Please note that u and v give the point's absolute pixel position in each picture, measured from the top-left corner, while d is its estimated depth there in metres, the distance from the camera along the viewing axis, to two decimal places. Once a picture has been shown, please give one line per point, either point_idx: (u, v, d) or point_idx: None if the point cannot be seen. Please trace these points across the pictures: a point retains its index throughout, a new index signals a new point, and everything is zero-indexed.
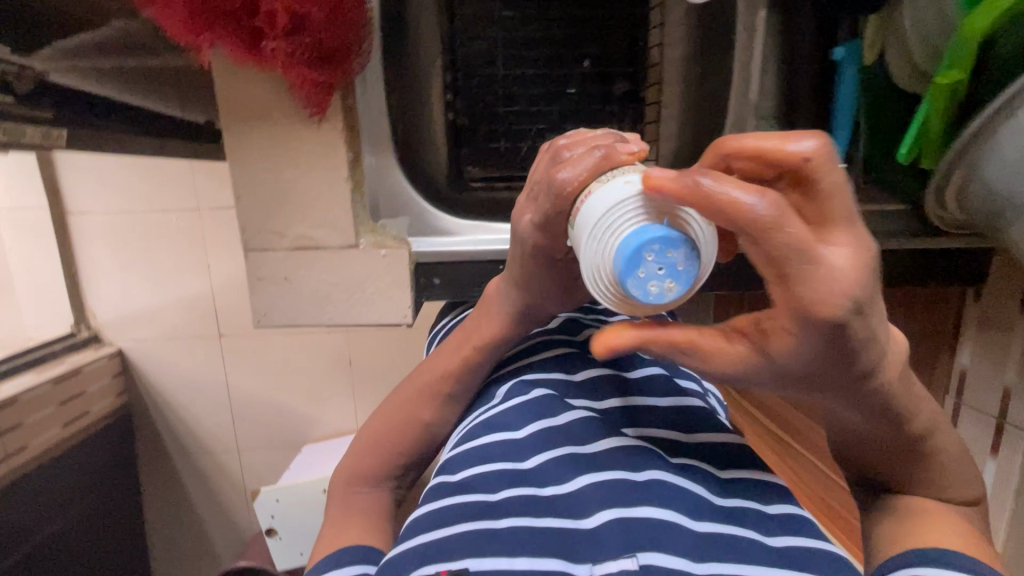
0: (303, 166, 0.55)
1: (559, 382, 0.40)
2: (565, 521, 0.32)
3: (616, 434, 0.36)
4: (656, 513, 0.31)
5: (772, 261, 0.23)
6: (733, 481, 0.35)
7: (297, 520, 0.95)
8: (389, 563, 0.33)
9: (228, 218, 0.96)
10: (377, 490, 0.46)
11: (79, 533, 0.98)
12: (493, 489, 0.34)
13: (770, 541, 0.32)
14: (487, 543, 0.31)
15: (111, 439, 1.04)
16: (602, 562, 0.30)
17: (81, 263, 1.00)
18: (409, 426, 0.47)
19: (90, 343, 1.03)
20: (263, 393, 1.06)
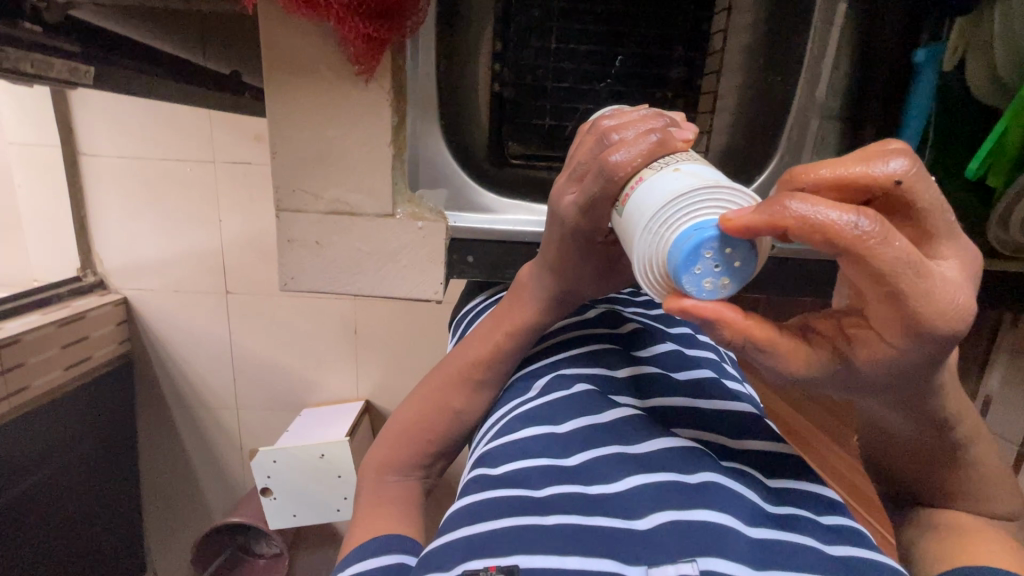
0: (345, 127, 0.54)
1: (602, 378, 0.41)
2: (616, 520, 0.31)
3: (662, 435, 0.36)
4: (713, 518, 0.30)
5: (879, 281, 0.22)
6: (782, 490, 0.35)
7: (295, 481, 0.95)
8: (433, 553, 0.33)
9: (245, 173, 0.94)
10: (405, 479, 0.45)
11: (77, 477, 0.98)
12: (539, 485, 0.34)
13: (831, 549, 0.31)
14: (536, 538, 0.30)
15: (111, 386, 1.03)
16: (659, 565, 0.29)
17: (91, 206, 0.98)
18: (439, 412, 0.46)
19: (96, 289, 1.01)
20: (269, 354, 1.05)
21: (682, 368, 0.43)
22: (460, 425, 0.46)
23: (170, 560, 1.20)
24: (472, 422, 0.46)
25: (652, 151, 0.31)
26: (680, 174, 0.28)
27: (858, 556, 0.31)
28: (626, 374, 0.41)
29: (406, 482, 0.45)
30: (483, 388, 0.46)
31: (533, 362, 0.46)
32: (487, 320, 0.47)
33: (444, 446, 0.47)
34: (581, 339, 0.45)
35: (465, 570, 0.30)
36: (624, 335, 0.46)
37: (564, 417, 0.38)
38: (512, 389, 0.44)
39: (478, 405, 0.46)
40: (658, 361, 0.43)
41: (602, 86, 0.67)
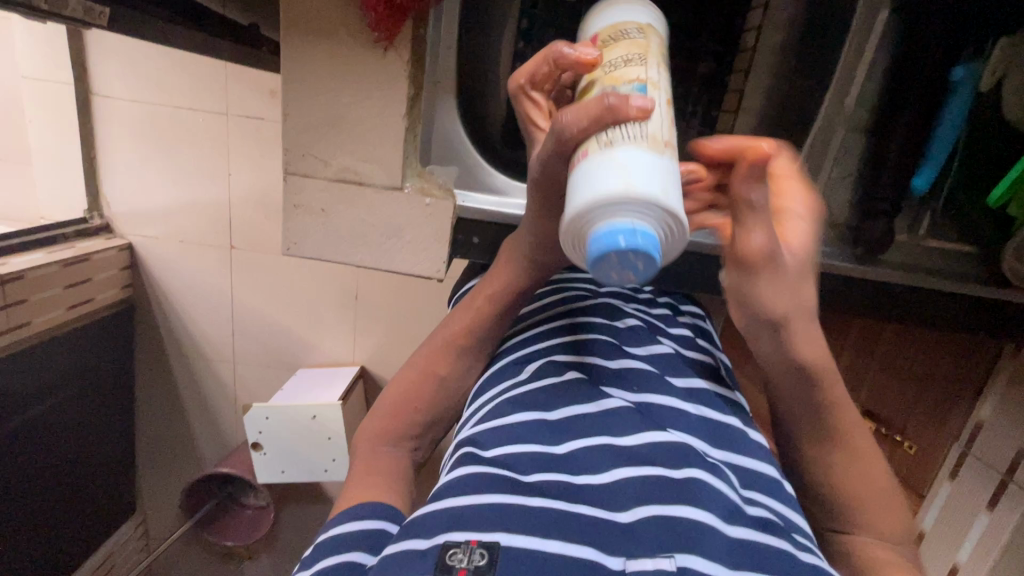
0: (361, 93, 0.53)
1: (592, 369, 0.41)
2: (600, 510, 0.32)
3: (651, 432, 0.36)
4: (692, 514, 0.31)
5: (790, 219, 0.40)
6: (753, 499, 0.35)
7: (284, 438, 0.96)
8: (414, 521, 0.33)
9: (257, 128, 0.92)
10: (395, 449, 0.46)
11: (74, 416, 1.00)
12: (526, 469, 0.34)
13: (802, 556, 0.31)
14: (519, 519, 0.31)
15: (112, 330, 1.04)
16: (637, 558, 0.29)
17: (100, 148, 0.97)
18: (424, 380, 0.48)
19: (101, 232, 1.02)
20: (268, 312, 1.05)
21: (673, 367, 0.43)
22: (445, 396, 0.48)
23: (159, 503, 1.23)
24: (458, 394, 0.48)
25: (600, 115, 0.32)
26: (617, 163, 0.30)
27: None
28: (618, 367, 0.42)
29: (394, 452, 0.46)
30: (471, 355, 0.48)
31: (525, 346, 0.46)
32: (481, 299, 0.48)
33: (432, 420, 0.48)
34: (575, 326, 0.45)
35: (447, 542, 0.30)
36: (619, 326, 0.46)
37: (554, 405, 0.38)
38: (503, 369, 0.44)
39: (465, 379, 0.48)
40: (648, 358, 0.43)
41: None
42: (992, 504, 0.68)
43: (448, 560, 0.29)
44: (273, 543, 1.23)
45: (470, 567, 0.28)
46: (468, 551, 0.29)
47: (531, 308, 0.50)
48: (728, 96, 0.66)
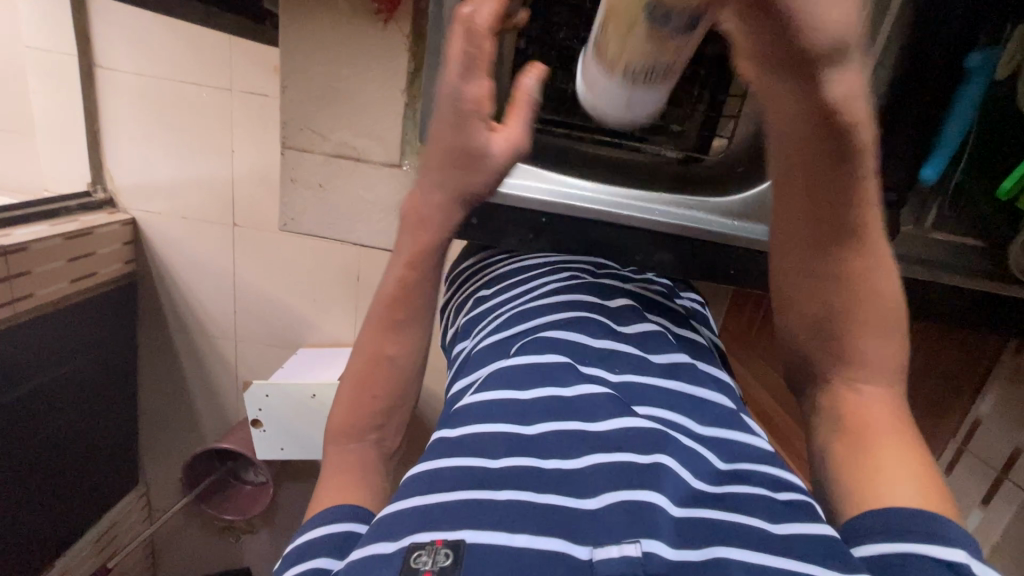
0: (359, 69, 0.57)
1: (574, 348, 0.42)
2: (568, 499, 0.32)
3: (620, 417, 0.37)
4: (650, 497, 0.32)
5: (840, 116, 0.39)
6: (738, 468, 0.37)
7: (282, 416, 0.97)
8: (383, 519, 0.33)
9: (261, 105, 0.91)
10: (362, 443, 0.49)
11: (76, 387, 1.01)
12: (495, 454, 0.34)
13: (775, 528, 0.32)
14: (485, 514, 0.31)
15: (114, 304, 1.05)
16: (603, 546, 0.29)
17: (103, 120, 0.96)
18: (374, 362, 0.52)
19: (105, 205, 1.01)
20: (269, 290, 1.05)
21: (656, 345, 0.44)
22: (391, 371, 0.51)
23: (161, 476, 1.25)
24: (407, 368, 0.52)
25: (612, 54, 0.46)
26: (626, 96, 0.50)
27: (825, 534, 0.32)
28: (601, 346, 0.43)
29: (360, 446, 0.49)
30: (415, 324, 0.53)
31: (510, 326, 0.47)
32: (421, 272, 0.52)
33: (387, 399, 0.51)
34: (565, 305, 0.47)
35: (413, 542, 0.30)
36: (609, 307, 0.48)
37: (529, 386, 0.39)
38: (487, 349, 0.45)
39: (411, 353, 0.52)
40: (636, 339, 0.45)
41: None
42: (987, 500, 0.70)
43: (414, 561, 0.29)
44: (272, 518, 1.25)
45: (435, 568, 0.28)
46: (433, 551, 0.29)
47: (526, 289, 0.51)
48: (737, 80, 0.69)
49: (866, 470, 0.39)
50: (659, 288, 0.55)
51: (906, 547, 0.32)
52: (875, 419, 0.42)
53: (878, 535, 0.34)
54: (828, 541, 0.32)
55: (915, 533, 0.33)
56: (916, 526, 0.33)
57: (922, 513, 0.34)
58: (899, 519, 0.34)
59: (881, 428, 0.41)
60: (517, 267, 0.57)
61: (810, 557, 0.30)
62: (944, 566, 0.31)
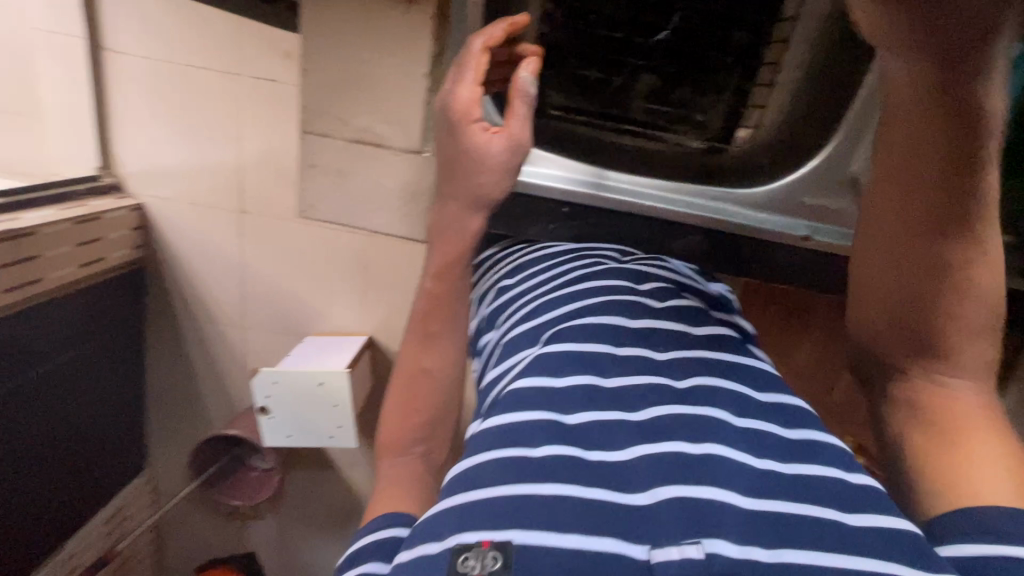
0: (383, 63, 0.64)
1: (616, 328, 0.46)
2: (616, 494, 0.34)
3: (664, 405, 0.40)
4: (707, 494, 0.33)
5: None
6: (803, 438, 0.40)
7: (291, 403, 0.97)
8: (436, 520, 0.35)
9: (269, 91, 0.90)
10: (408, 456, 0.53)
11: (84, 372, 1.01)
12: (536, 443, 0.36)
13: (850, 520, 0.33)
14: (534, 513, 0.32)
15: (123, 290, 1.05)
16: (662, 547, 0.31)
17: (113, 104, 0.95)
18: (413, 374, 0.57)
19: (113, 190, 1.01)
20: (277, 278, 1.05)
21: (694, 317, 0.49)
22: (430, 381, 0.56)
23: (167, 462, 1.26)
24: (444, 379, 0.57)
25: None
26: None
27: (894, 528, 0.33)
28: (642, 326, 0.47)
29: (407, 458, 0.53)
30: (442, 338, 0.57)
31: (543, 315, 0.49)
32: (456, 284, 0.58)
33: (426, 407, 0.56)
34: (600, 289, 0.50)
35: (460, 544, 0.32)
36: (641, 290, 0.51)
37: (563, 372, 0.41)
38: (520, 337, 0.49)
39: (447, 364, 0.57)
40: (673, 314, 0.49)
41: (654, 45, 0.70)
42: None
43: (462, 565, 0.31)
44: (278, 504, 1.25)
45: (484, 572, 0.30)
46: (481, 555, 0.31)
47: (558, 274, 0.54)
48: (765, 68, 0.71)
49: (950, 459, 0.48)
50: (686, 273, 0.59)
51: (988, 549, 0.39)
52: (967, 409, 0.51)
53: (960, 539, 0.41)
54: (908, 538, 0.33)
55: (994, 537, 0.39)
56: (981, 530, 0.40)
57: (998, 509, 0.41)
58: (989, 522, 0.41)
59: (966, 417, 0.50)
60: (546, 254, 0.59)
61: (879, 551, 0.31)
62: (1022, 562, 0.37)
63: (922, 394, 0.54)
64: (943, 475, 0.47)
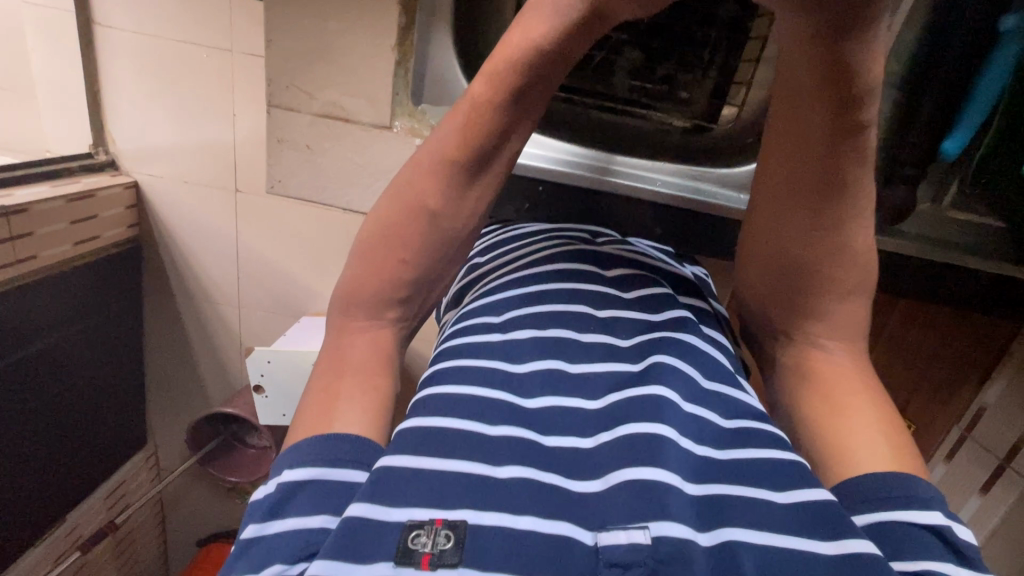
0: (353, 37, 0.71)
1: (581, 315, 0.46)
2: (571, 482, 0.34)
3: (620, 391, 0.40)
4: (657, 476, 0.33)
5: None
6: (737, 429, 0.39)
7: (283, 382, 0.97)
8: (384, 477, 0.33)
9: (260, 68, 0.88)
10: (379, 322, 0.51)
11: (82, 350, 1.01)
12: (494, 421, 0.37)
13: (782, 497, 0.34)
14: (486, 495, 0.33)
15: (119, 268, 1.05)
16: (610, 531, 0.31)
17: (103, 80, 0.94)
18: (413, 213, 0.52)
19: (107, 168, 1.00)
20: (270, 257, 1.05)
21: (662, 301, 0.48)
22: (433, 224, 0.53)
23: (166, 437, 1.27)
24: None
25: None
26: None
27: (822, 501, 0.33)
28: (605, 314, 0.47)
29: (376, 324, 0.51)
30: (456, 173, 0.53)
31: (507, 293, 0.49)
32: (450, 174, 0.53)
33: (418, 241, 0.53)
34: (569, 273, 0.50)
35: (411, 520, 0.31)
36: (608, 276, 0.51)
37: (525, 361, 0.43)
38: (484, 308, 0.49)
39: (452, 207, 0.53)
40: (640, 302, 0.48)
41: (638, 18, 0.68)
42: (985, 488, 0.75)
43: (412, 542, 0.30)
44: None
45: (435, 551, 0.30)
46: (432, 532, 0.31)
47: (526, 255, 0.54)
48: (752, 43, 0.68)
49: (830, 420, 0.44)
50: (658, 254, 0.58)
51: (891, 514, 0.36)
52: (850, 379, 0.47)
53: (861, 507, 0.38)
54: (829, 508, 0.33)
55: (892, 500, 0.37)
56: (879, 495, 0.37)
57: (886, 478, 0.38)
58: (876, 490, 0.38)
59: (845, 381, 0.47)
60: (519, 236, 0.59)
61: (805, 530, 0.32)
62: (928, 531, 0.35)
63: (802, 357, 0.50)
64: (829, 447, 0.43)
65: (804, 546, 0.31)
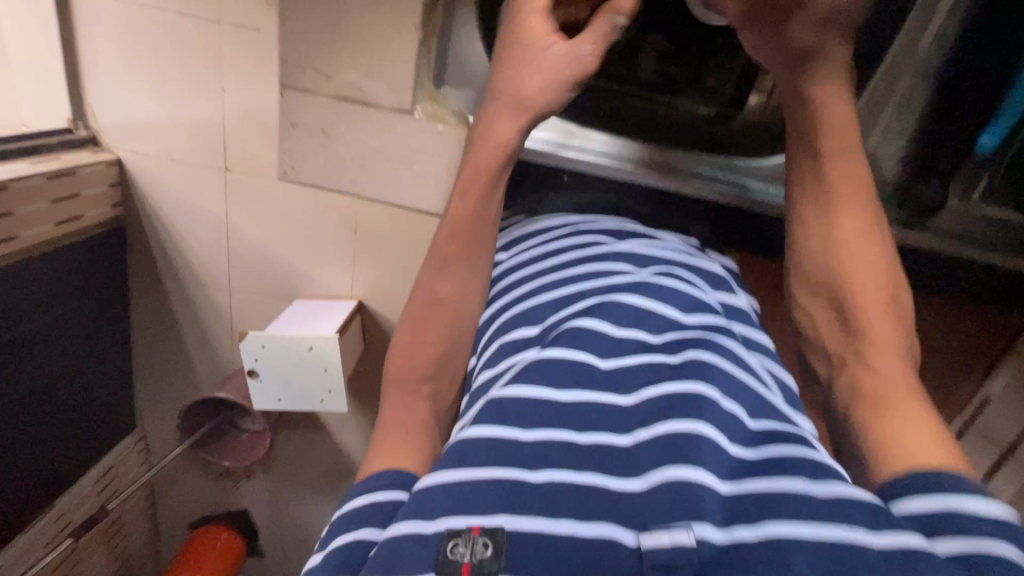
0: (377, 22, 0.76)
1: (609, 307, 0.45)
2: (606, 479, 0.34)
3: (656, 385, 0.39)
4: (693, 474, 0.33)
5: None
6: (768, 427, 0.39)
7: (280, 368, 0.95)
8: (422, 498, 0.34)
9: (253, 40, 0.84)
10: (418, 396, 0.51)
11: (67, 332, 0.97)
12: (529, 425, 0.37)
13: (819, 488, 0.33)
14: (524, 501, 0.32)
15: (103, 249, 1.01)
16: (652, 534, 0.31)
17: (83, 51, 0.89)
18: (431, 306, 0.55)
19: (88, 144, 0.96)
20: (263, 239, 1.01)
21: (693, 303, 0.48)
22: (447, 312, 0.55)
23: (157, 421, 1.25)
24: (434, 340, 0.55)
25: None
26: None
27: (865, 499, 0.33)
28: (638, 305, 0.46)
29: (414, 399, 0.51)
30: (461, 267, 0.57)
31: (537, 298, 0.50)
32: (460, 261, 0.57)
33: (437, 329, 0.54)
34: (602, 272, 0.50)
35: (450, 529, 0.32)
36: (643, 272, 0.50)
37: (557, 349, 0.42)
38: (523, 314, 0.49)
39: (459, 292, 0.56)
40: (672, 297, 0.47)
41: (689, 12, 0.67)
42: (986, 478, 0.77)
43: (451, 552, 0.31)
44: (272, 464, 1.26)
45: (474, 560, 0.30)
46: (470, 541, 0.31)
47: (553, 258, 0.54)
48: None
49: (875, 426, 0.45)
50: (687, 249, 0.57)
51: None
52: (894, 391, 0.47)
53: None
54: (874, 505, 0.33)
55: None
56: None
57: None
58: None
59: (894, 391, 0.47)
60: (549, 233, 0.59)
61: (850, 521, 0.31)
62: None
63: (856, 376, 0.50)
64: (877, 448, 0.43)
65: (850, 538, 0.30)
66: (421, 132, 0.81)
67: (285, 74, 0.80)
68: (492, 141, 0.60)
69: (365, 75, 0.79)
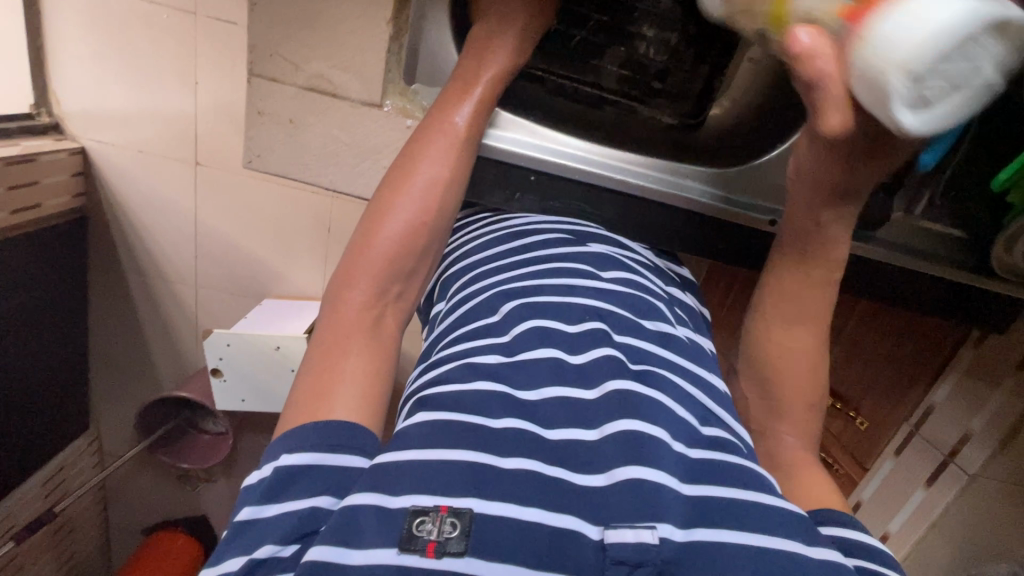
0: (357, 24, 0.76)
1: (564, 310, 0.47)
2: (571, 473, 0.34)
3: (617, 377, 0.40)
4: (650, 476, 0.34)
5: None
6: (716, 435, 0.40)
7: (246, 368, 0.93)
8: (387, 471, 0.34)
9: (230, 34, 0.83)
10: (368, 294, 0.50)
11: (20, 326, 0.93)
12: (495, 415, 0.37)
13: (760, 498, 0.35)
14: (492, 486, 0.33)
15: (62, 240, 0.97)
16: (616, 529, 0.32)
17: (49, 36, 0.86)
18: (428, 181, 0.58)
19: (51, 132, 0.92)
20: (232, 235, 0.99)
21: (646, 311, 0.49)
22: (442, 192, 0.58)
23: (112, 422, 1.20)
24: None
25: None
26: None
27: (794, 509, 0.36)
28: (599, 305, 0.48)
29: (362, 296, 0.50)
30: (461, 155, 0.62)
31: (502, 287, 0.51)
32: (457, 144, 0.62)
33: (420, 208, 0.56)
34: (565, 270, 0.52)
35: (416, 506, 0.32)
36: (602, 276, 0.52)
37: (519, 350, 0.43)
38: (482, 304, 0.50)
39: (456, 181, 0.60)
40: (630, 303, 0.49)
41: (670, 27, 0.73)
42: (931, 480, 0.82)
43: (417, 529, 0.31)
44: (233, 468, 1.22)
45: (440, 538, 0.31)
46: (438, 520, 0.31)
47: (522, 255, 0.55)
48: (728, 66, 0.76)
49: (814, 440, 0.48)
50: (646, 261, 0.61)
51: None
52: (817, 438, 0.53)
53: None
54: (802, 518, 0.36)
55: None
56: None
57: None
58: None
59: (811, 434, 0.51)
60: (512, 232, 0.60)
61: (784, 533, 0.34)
62: None
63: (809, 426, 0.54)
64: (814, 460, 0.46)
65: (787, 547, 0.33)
66: (392, 125, 0.82)
67: (254, 62, 0.79)
68: (496, 48, 0.65)
69: (337, 66, 0.79)
